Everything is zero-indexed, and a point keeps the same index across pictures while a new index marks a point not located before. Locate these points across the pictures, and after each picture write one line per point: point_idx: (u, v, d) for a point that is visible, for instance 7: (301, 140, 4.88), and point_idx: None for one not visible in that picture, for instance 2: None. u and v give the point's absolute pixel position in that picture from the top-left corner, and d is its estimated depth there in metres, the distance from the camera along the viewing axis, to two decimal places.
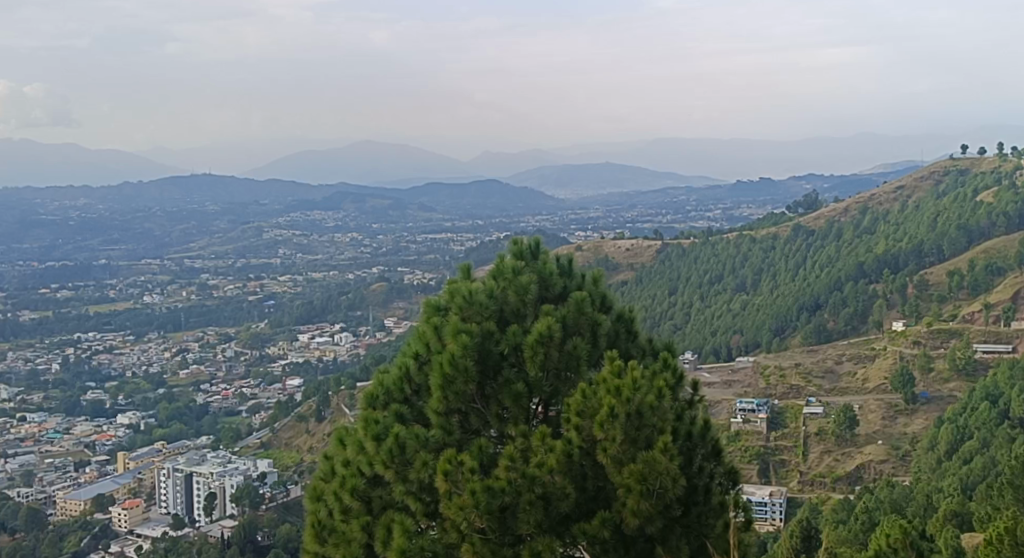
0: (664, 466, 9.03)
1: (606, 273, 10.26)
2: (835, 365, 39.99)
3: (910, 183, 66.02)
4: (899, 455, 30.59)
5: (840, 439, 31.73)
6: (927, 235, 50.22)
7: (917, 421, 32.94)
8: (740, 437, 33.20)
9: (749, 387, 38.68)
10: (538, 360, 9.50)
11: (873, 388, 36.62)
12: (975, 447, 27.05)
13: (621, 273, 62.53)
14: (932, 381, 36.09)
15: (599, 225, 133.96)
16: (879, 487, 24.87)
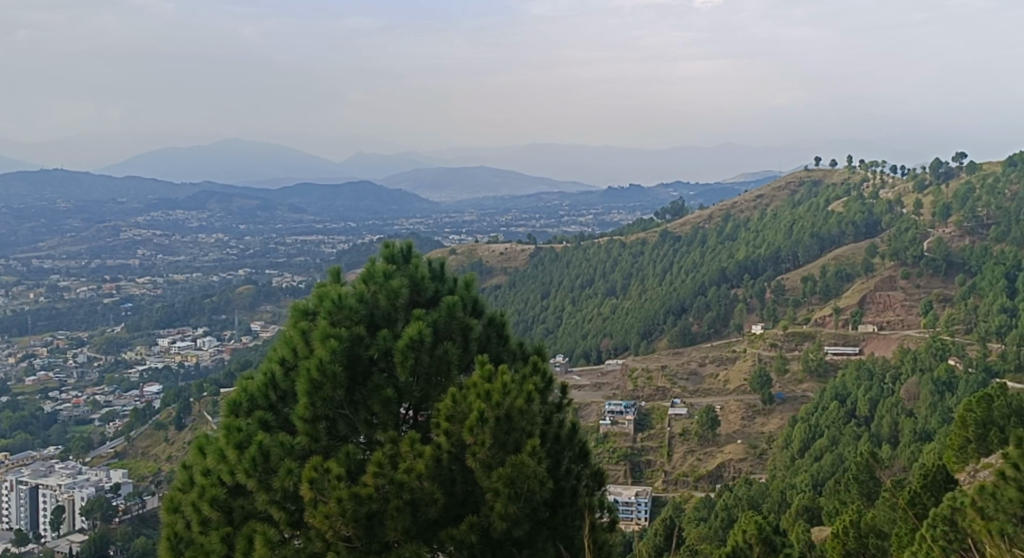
0: (532, 469, 9.19)
1: (478, 277, 10.40)
2: (698, 367, 41.16)
3: (770, 191, 68.49)
4: (757, 453, 31.70)
5: (702, 439, 32.65)
6: (784, 242, 52.34)
7: (773, 420, 34.21)
8: (607, 439, 33.88)
9: (618, 390, 39.54)
10: (408, 365, 9.58)
11: (734, 389, 37.83)
12: (824, 444, 28.30)
13: (493, 277, 63.00)
14: (788, 382, 37.51)
15: (473, 229, 134.59)
16: (738, 485, 25.76)
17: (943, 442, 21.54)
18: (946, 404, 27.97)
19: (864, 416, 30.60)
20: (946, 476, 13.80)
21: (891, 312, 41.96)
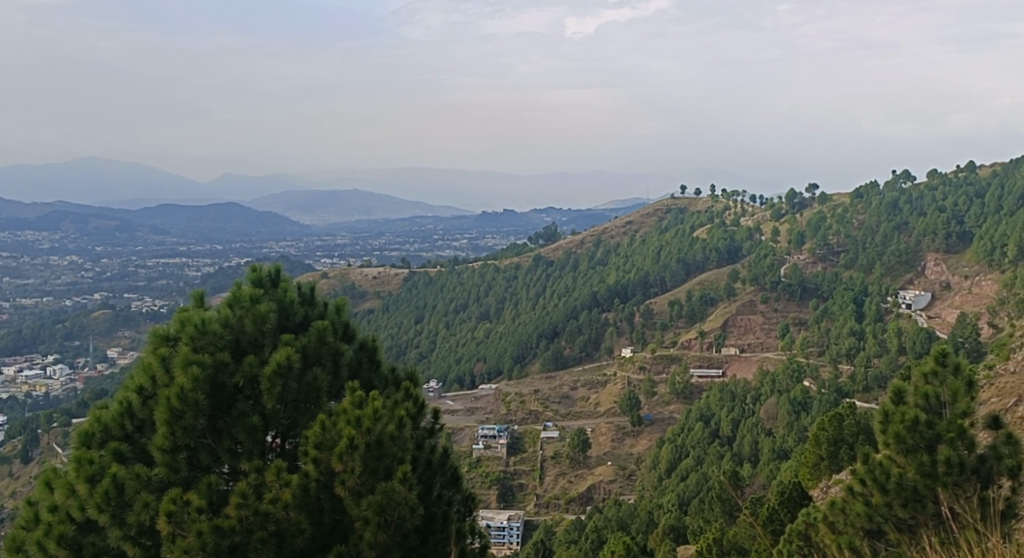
0: (402, 496, 9.09)
1: (349, 302, 10.34)
2: (570, 391, 41.61)
3: (638, 218, 69.91)
4: (626, 475, 32.22)
5: (573, 462, 33.02)
6: (652, 267, 53.60)
7: (642, 441, 34.87)
8: (480, 463, 33.90)
9: (491, 414, 39.62)
10: (275, 392, 9.39)
11: (604, 412, 38.38)
12: (690, 464, 29.03)
13: (366, 301, 62.47)
14: (656, 404, 38.33)
15: (345, 252, 133.44)
16: (608, 507, 26.14)
17: (799, 459, 22.46)
18: (801, 423, 29.02)
19: (727, 436, 31.43)
20: (801, 491, 14.59)
21: (752, 335, 43.44)
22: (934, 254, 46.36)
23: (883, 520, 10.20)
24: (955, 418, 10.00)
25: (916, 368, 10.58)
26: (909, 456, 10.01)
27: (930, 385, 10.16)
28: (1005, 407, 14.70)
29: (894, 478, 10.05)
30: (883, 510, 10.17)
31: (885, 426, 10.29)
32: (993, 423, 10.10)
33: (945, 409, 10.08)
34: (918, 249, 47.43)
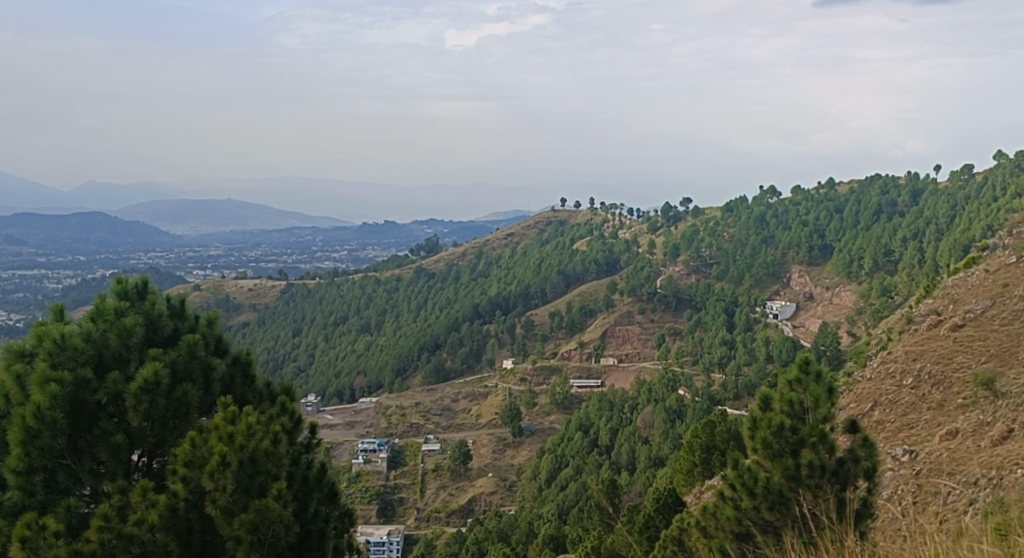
0: (277, 513, 8.80)
1: (222, 314, 10.04)
2: (451, 403, 41.51)
3: (519, 230, 70.34)
4: (506, 486, 32.23)
5: (454, 474, 32.85)
6: (532, 278, 53.96)
7: (522, 452, 35.00)
8: (359, 478, 33.43)
9: (371, 427, 39.22)
10: (141, 409, 9.02)
11: (485, 423, 38.38)
12: (569, 474, 29.27)
13: (241, 314, 61.13)
14: (536, 414, 38.51)
15: (220, 264, 130.59)
16: (488, 518, 26.16)
17: (672, 467, 22.98)
18: (676, 431, 29.59)
19: (605, 445, 31.89)
20: (676, 499, 15.11)
21: (629, 345, 44.21)
22: (799, 266, 48.01)
23: (751, 523, 10.37)
24: (817, 423, 10.28)
25: (781, 375, 10.87)
26: (775, 460, 10.24)
27: (794, 391, 10.42)
28: (861, 413, 15.25)
29: (762, 482, 10.25)
30: (751, 513, 10.35)
31: (754, 433, 10.56)
32: (852, 427, 10.42)
33: (808, 415, 10.35)
34: (784, 261, 49.17)
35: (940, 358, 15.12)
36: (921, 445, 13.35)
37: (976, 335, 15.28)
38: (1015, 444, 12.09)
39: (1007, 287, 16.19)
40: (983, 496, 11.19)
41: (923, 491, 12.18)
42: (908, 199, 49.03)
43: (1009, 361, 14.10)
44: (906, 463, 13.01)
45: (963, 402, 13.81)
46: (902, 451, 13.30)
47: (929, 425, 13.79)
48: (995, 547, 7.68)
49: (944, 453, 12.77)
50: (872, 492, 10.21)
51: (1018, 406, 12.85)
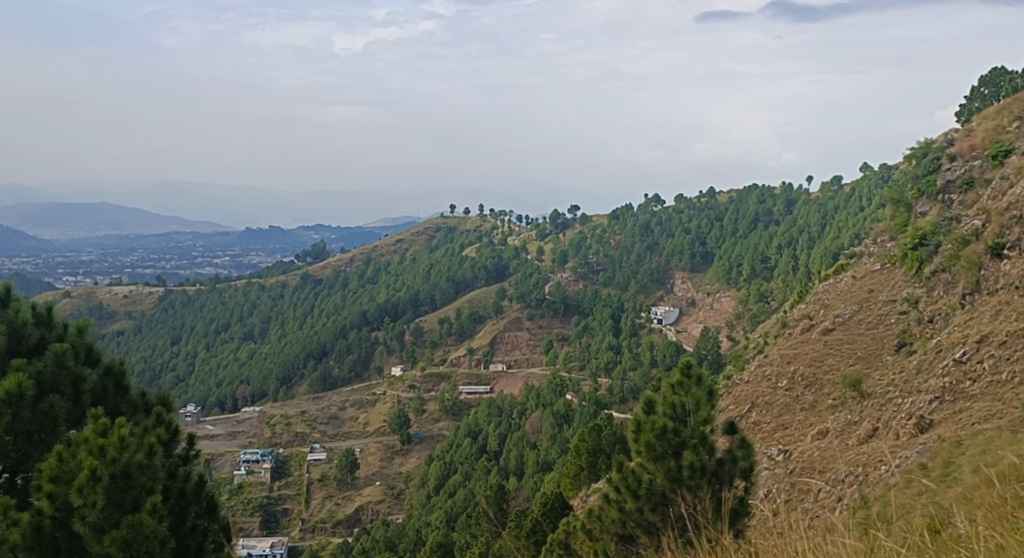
0: (151, 529, 8.42)
1: (93, 322, 9.63)
2: (339, 411, 40.96)
3: (408, 236, 69.92)
4: (394, 494, 31.94)
5: (341, 483, 32.36)
6: (422, 285, 53.69)
7: (411, 459, 34.73)
8: (242, 490, 32.64)
9: (254, 437, 38.36)
10: (3, 423, 8.57)
11: (373, 431, 37.99)
12: (458, 481, 29.20)
13: (116, 322, 59.12)
14: (425, 421, 38.24)
15: (94, 270, 126.31)
16: (376, 527, 25.91)
17: (559, 472, 23.20)
18: (564, 435, 29.90)
19: (494, 451, 32.04)
20: (562, 502, 15.20)
21: (518, 351, 44.43)
22: (681, 273, 49.06)
23: (634, 525, 10.43)
24: (698, 425, 10.39)
25: (664, 379, 10.98)
26: (657, 462, 10.31)
27: (676, 394, 10.56)
28: (739, 415, 15.53)
29: (646, 483, 10.31)
30: (635, 515, 10.41)
31: (638, 435, 10.61)
32: (730, 429, 10.58)
33: (690, 417, 10.47)
34: (667, 268, 50.13)
35: (812, 360, 15.51)
36: (794, 445, 13.68)
37: (845, 338, 15.71)
38: (879, 442, 12.53)
39: (873, 292, 16.71)
40: (851, 494, 11.54)
41: (796, 489, 12.51)
42: (784, 208, 50.48)
43: (875, 362, 14.58)
44: (781, 462, 13.31)
45: (832, 402, 14.20)
46: (777, 452, 13.60)
47: (802, 425, 14.13)
48: (857, 540, 7.91)
49: (815, 452, 13.10)
50: (749, 492, 10.37)
51: (883, 405, 13.29)
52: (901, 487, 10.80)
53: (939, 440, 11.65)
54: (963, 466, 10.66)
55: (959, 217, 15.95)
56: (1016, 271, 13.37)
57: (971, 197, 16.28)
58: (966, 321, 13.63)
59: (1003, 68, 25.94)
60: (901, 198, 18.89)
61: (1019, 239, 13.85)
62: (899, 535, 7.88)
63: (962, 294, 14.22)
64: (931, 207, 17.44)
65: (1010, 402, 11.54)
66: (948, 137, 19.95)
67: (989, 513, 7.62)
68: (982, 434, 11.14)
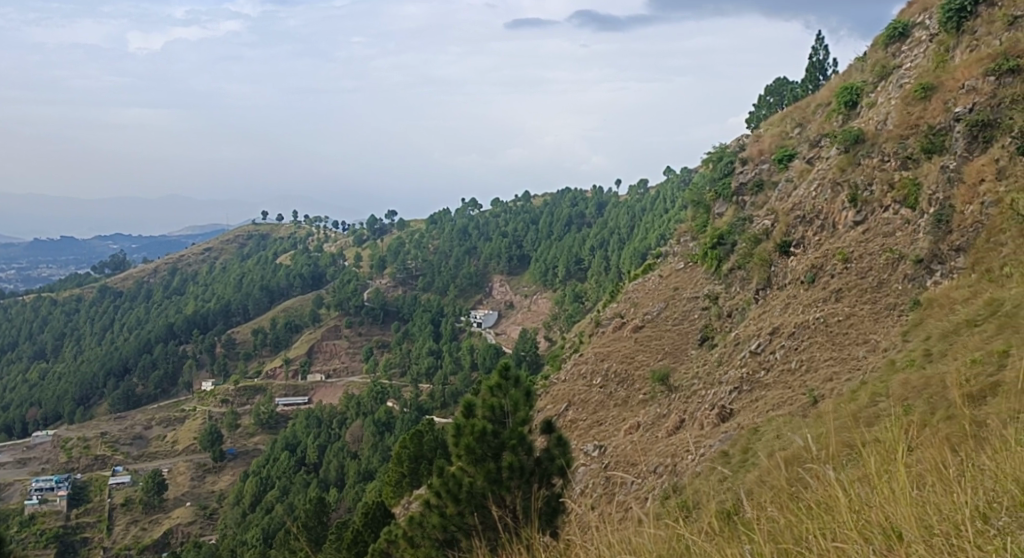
0: None
1: None
2: (144, 430, 39.11)
3: (216, 244, 67.61)
4: (206, 515, 30.69)
5: (146, 507, 30.84)
6: (233, 295, 51.92)
7: (224, 478, 33.54)
8: (34, 520, 30.56)
9: (48, 463, 36.08)
10: None
11: (182, 449, 36.40)
12: (276, 496, 28.45)
13: None
14: (239, 436, 36.94)
15: None
16: (188, 550, 24.80)
17: (380, 481, 22.81)
18: (385, 443, 29.68)
19: (312, 463, 31.55)
20: (383, 510, 14.97)
21: (336, 360, 43.72)
22: (499, 276, 49.50)
23: (456, 529, 10.11)
24: (517, 426, 10.36)
25: (483, 382, 10.98)
26: (476, 464, 10.13)
27: (494, 397, 10.50)
28: (557, 413, 15.51)
29: (466, 487, 10.05)
30: (456, 519, 10.10)
31: (457, 440, 10.44)
32: (546, 427, 10.59)
33: (508, 418, 10.43)
34: (485, 272, 50.40)
35: (626, 357, 15.58)
36: (609, 440, 13.76)
37: (653, 334, 15.90)
38: (686, 433, 12.79)
39: (678, 290, 16.99)
40: (661, 484, 11.72)
41: (612, 482, 12.57)
42: (595, 211, 51.61)
43: (681, 357, 14.87)
44: (596, 457, 13.39)
45: (643, 397, 14.35)
46: (593, 447, 13.65)
47: (615, 420, 14.25)
48: (663, 528, 7.89)
49: (628, 445, 13.21)
50: (565, 488, 10.32)
51: (689, 397, 13.55)
52: (706, 478, 11.04)
53: (739, 427, 11.96)
54: (760, 452, 11.00)
55: (752, 216, 16.44)
56: (801, 267, 13.89)
57: (761, 198, 16.87)
58: (759, 315, 14.05)
59: (786, 79, 27.29)
60: (697, 197, 19.36)
61: (804, 237, 14.41)
62: (700, 519, 7.96)
63: (756, 289, 14.65)
64: (726, 209, 17.87)
65: (799, 389, 11.97)
66: (740, 143, 20.66)
67: (778, 494, 7.79)
68: (776, 420, 11.51)
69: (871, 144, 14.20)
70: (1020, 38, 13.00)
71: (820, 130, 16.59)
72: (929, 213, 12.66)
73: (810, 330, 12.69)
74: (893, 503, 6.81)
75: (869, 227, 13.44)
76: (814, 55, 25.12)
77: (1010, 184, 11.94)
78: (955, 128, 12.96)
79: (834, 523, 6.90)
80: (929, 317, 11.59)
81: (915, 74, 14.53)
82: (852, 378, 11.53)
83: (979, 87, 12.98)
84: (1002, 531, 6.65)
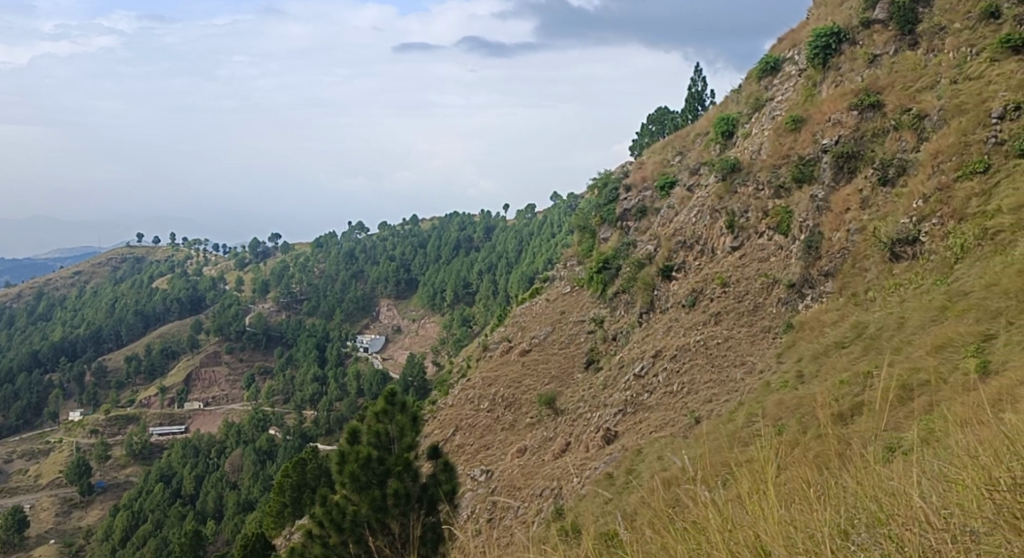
0: None
1: None
2: (6, 464, 37.24)
3: (88, 267, 65.26)
4: (73, 552, 29.29)
5: (6, 546, 29.14)
6: (105, 319, 50.08)
7: (92, 512, 32.13)
8: None
9: None
10: None
11: (46, 483, 34.68)
12: (149, 530, 27.36)
13: None
14: (109, 468, 35.40)
15: None
16: None
17: (261, 510, 22.15)
18: (266, 472, 28.92)
19: (189, 495, 30.46)
20: (263, 542, 14.33)
21: (216, 388, 42.47)
22: (387, 300, 48.99)
23: None
24: (402, 452, 10.45)
25: (367, 408, 10.94)
26: (361, 491, 10.11)
27: (381, 423, 10.55)
28: (444, 439, 15.13)
29: (349, 515, 10.06)
30: (340, 549, 10.20)
31: (342, 467, 10.40)
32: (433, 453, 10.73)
33: (394, 444, 10.49)
34: (372, 295, 49.80)
35: (513, 381, 15.26)
36: (495, 464, 13.48)
37: (540, 358, 15.66)
38: (570, 456, 12.61)
39: (565, 313, 16.85)
40: (547, 507, 11.49)
41: (498, 507, 12.30)
42: (483, 235, 51.57)
43: (567, 381, 14.68)
44: (483, 482, 13.09)
45: (530, 421, 14.10)
46: (480, 472, 13.37)
47: (502, 444, 13.98)
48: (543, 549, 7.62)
49: (514, 469, 12.95)
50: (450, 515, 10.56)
51: (574, 420, 13.38)
52: (591, 501, 10.86)
53: (624, 448, 11.83)
54: (642, 474, 10.87)
55: (636, 241, 16.43)
56: (683, 291, 13.89)
57: (644, 224, 16.89)
58: (643, 337, 13.99)
59: (667, 107, 27.66)
60: (582, 223, 19.29)
61: (685, 261, 14.43)
62: (586, 541, 7.71)
63: (639, 312, 14.61)
64: (611, 233, 17.83)
65: (681, 411, 11.89)
66: (623, 169, 20.74)
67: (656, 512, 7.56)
68: (658, 441, 11.39)
69: (747, 172, 14.30)
70: (880, 75, 13.28)
71: (699, 159, 16.72)
72: (800, 240, 12.78)
73: (691, 352, 12.64)
74: (762, 520, 6.58)
75: (745, 252, 13.53)
76: (692, 86, 25.49)
77: (873, 213, 12.14)
78: (823, 159, 13.13)
79: (707, 543, 6.65)
80: (800, 339, 11.67)
81: (786, 107, 14.72)
82: (730, 398, 11.51)
83: (843, 120, 13.18)
84: (861, 547, 6.45)
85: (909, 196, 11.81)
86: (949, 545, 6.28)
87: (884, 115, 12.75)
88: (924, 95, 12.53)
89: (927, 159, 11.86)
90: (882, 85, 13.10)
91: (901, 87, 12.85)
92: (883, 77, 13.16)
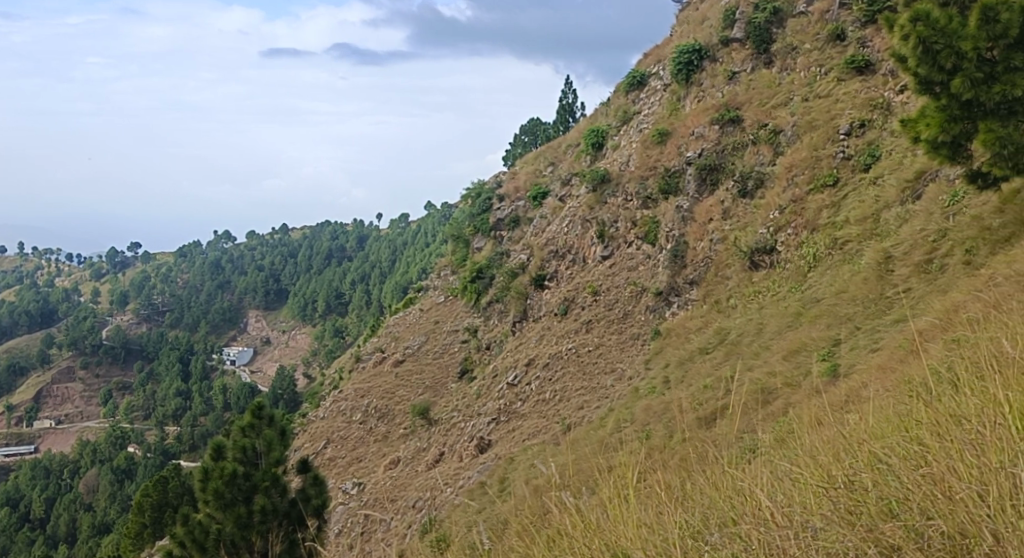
0: None
1: None
2: None
3: None
4: None
5: None
6: None
7: None
8: None
9: None
10: None
11: None
12: None
13: None
14: None
15: None
16: None
17: (116, 533, 21.07)
18: (124, 492, 27.62)
19: (38, 519, 28.74)
20: None
21: (69, 405, 40.40)
22: (256, 311, 47.70)
23: None
24: (270, 467, 9.76)
25: (234, 422, 10.28)
26: (226, 510, 9.44)
27: (247, 437, 9.86)
28: (315, 452, 14.48)
29: (213, 533, 9.39)
30: None
31: (204, 483, 9.63)
32: (302, 467, 10.12)
33: (260, 459, 9.79)
34: (240, 306, 48.37)
35: (387, 391, 14.66)
36: (369, 476, 12.90)
37: (414, 368, 15.10)
38: (443, 466, 12.08)
39: (438, 323, 16.36)
40: (418, 520, 10.94)
41: (370, 520, 11.71)
42: (355, 244, 50.66)
43: (441, 391, 14.16)
44: (354, 495, 12.48)
45: (403, 432, 13.52)
46: (352, 484, 12.77)
47: (375, 456, 13.39)
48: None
49: (386, 481, 12.38)
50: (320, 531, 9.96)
51: (448, 430, 12.85)
52: (461, 513, 10.37)
53: (499, 455, 11.37)
54: (514, 482, 10.40)
55: (509, 250, 16.10)
56: (555, 299, 13.57)
57: (517, 234, 16.57)
58: (517, 345, 13.60)
59: (539, 119, 27.50)
60: (455, 233, 18.85)
61: (558, 270, 14.12)
62: (459, 553, 7.09)
63: (512, 321, 14.22)
64: (484, 244, 17.44)
65: (553, 418, 11.50)
66: (495, 178, 20.41)
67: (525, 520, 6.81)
68: (531, 449, 10.98)
69: (615, 184, 14.13)
70: (739, 92, 13.26)
71: (570, 169, 16.51)
72: (666, 249, 12.60)
73: (563, 360, 12.31)
74: (622, 523, 5.69)
75: (615, 260, 13.30)
76: (563, 98, 25.38)
77: (734, 224, 12.04)
78: (688, 170, 13.02)
79: (567, 548, 5.81)
80: (667, 345, 11.45)
81: (653, 120, 14.61)
82: (600, 405, 11.20)
83: (706, 134, 13.13)
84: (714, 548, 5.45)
85: (767, 208, 11.75)
86: (793, 542, 5.21)
87: (742, 131, 12.73)
88: (779, 111, 12.53)
89: (782, 172, 11.83)
90: (740, 101, 13.09)
91: (759, 103, 12.85)
92: (742, 93, 13.15)
